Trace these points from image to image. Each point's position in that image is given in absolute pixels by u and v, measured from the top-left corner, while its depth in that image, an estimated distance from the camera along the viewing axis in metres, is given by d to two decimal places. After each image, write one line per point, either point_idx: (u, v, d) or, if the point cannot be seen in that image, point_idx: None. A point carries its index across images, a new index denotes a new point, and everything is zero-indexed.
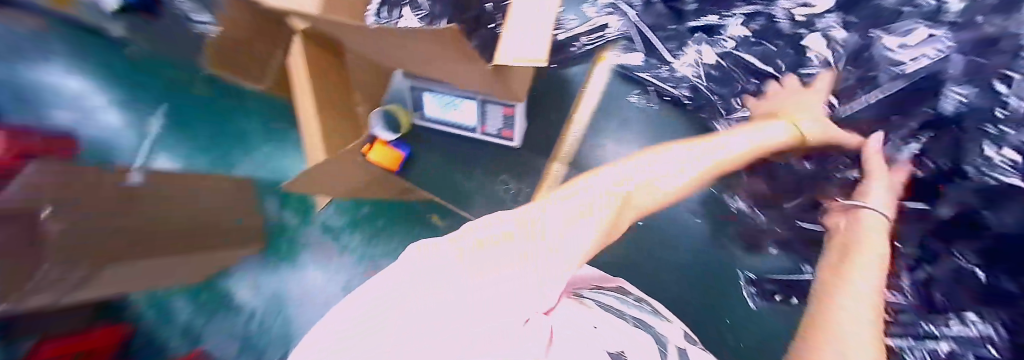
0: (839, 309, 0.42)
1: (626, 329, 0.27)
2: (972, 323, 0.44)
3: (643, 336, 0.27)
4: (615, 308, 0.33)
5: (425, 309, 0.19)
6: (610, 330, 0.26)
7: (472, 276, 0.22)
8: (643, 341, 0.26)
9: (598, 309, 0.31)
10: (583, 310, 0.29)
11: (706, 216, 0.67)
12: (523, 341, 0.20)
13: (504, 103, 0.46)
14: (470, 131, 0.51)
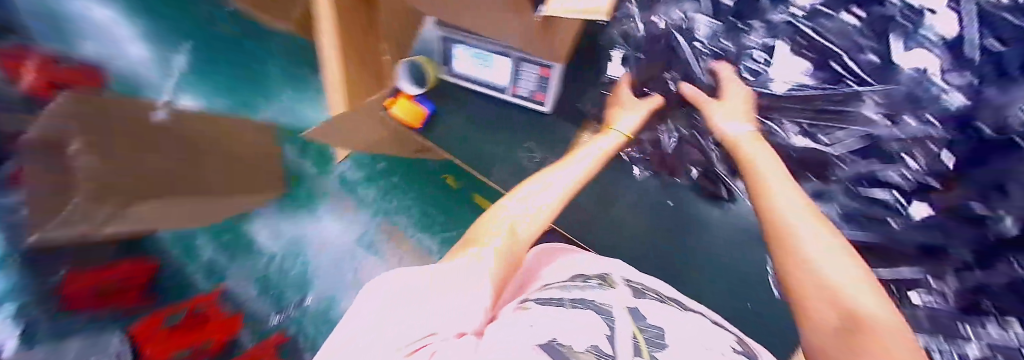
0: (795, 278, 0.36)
1: (566, 314, 0.28)
2: (999, 329, 0.26)
3: (587, 314, 0.28)
4: (573, 285, 0.36)
5: (412, 327, 0.23)
6: (546, 321, 0.26)
7: (454, 299, 0.27)
8: (585, 321, 0.27)
9: (537, 307, 0.30)
10: (513, 317, 0.29)
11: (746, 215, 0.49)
12: (487, 348, 0.22)
13: (541, 64, 0.42)
14: (501, 94, 0.48)
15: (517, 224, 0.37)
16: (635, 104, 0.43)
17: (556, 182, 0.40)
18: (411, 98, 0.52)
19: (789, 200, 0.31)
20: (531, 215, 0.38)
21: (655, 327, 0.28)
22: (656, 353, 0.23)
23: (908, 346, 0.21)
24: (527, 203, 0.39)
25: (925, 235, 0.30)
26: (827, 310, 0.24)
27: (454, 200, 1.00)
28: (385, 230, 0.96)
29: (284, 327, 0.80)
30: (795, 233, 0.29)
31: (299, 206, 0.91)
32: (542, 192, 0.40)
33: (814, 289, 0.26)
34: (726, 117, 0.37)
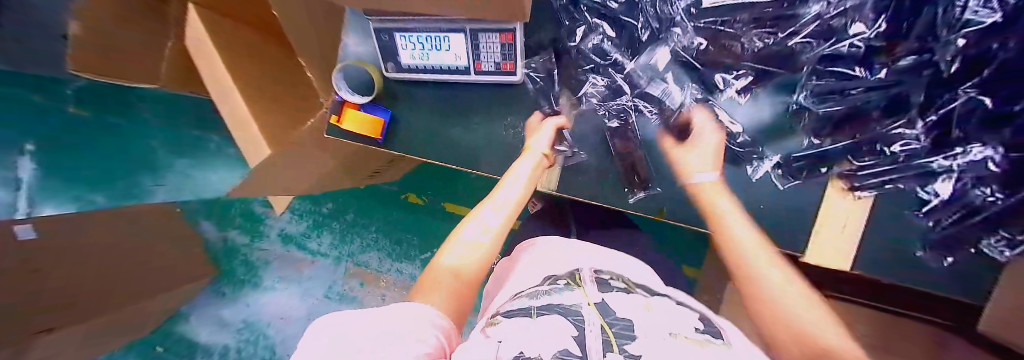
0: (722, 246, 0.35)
1: (536, 324, 0.26)
2: (967, 153, 0.30)
3: (555, 319, 0.26)
4: (540, 290, 0.34)
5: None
6: (514, 335, 0.24)
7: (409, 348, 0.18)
8: (552, 328, 0.24)
9: (505, 321, 0.28)
10: (481, 343, 0.26)
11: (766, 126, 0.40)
12: None
13: (499, 29, 0.37)
14: (463, 76, 0.43)
15: (492, 221, 0.37)
16: (539, 126, 0.43)
17: (504, 194, 0.40)
18: (359, 109, 0.45)
19: (746, 234, 0.34)
20: (496, 219, 0.38)
21: (622, 318, 0.25)
22: (624, 346, 0.21)
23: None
24: (488, 210, 0.38)
25: (880, 94, 0.32)
26: (800, 350, 0.23)
27: (422, 217, 0.97)
28: (356, 274, 0.97)
29: None
30: (758, 268, 0.31)
31: (241, 282, 0.90)
32: (497, 192, 0.40)
33: (779, 324, 0.26)
34: (693, 164, 0.39)
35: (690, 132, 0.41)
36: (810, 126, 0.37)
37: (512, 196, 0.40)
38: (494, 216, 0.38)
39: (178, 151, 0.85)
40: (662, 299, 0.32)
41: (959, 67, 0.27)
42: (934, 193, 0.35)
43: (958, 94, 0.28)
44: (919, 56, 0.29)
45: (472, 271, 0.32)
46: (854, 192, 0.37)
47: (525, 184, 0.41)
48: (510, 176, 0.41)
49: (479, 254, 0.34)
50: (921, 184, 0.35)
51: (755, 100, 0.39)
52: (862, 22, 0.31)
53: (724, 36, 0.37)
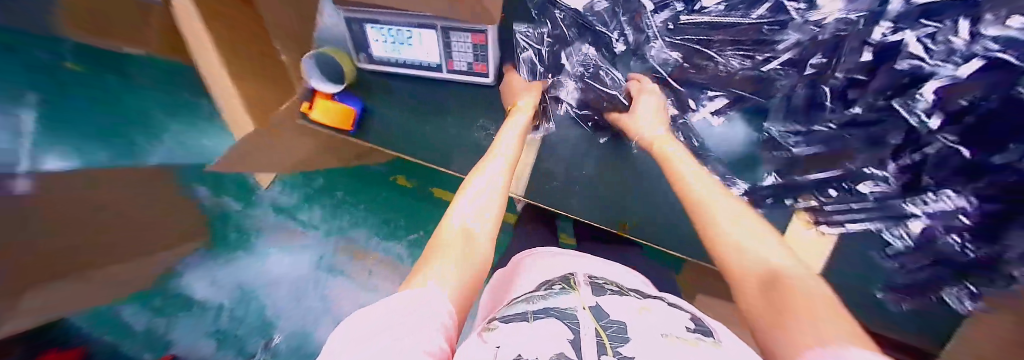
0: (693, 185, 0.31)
1: (531, 327, 0.26)
2: (939, 200, 0.30)
3: (551, 322, 0.26)
4: (534, 296, 0.34)
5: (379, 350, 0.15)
6: (512, 341, 0.25)
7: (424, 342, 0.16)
8: (547, 332, 0.25)
9: (502, 327, 0.29)
10: (479, 348, 0.27)
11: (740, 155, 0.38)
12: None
13: (471, 29, 0.36)
14: (435, 73, 0.42)
15: (491, 195, 0.32)
16: (525, 86, 0.41)
17: (495, 160, 0.35)
18: (331, 98, 0.44)
19: (692, 171, 0.32)
20: (493, 186, 0.33)
21: (616, 321, 0.26)
22: (618, 348, 0.23)
23: (819, 293, 0.21)
24: (476, 176, 0.33)
25: (857, 130, 0.31)
26: (776, 296, 0.21)
27: (410, 200, 0.92)
28: (345, 250, 0.90)
29: None
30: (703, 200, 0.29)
31: (235, 250, 0.84)
32: (485, 162, 0.35)
33: (734, 256, 0.25)
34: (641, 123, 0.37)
35: (632, 100, 0.39)
36: (778, 155, 0.36)
37: (502, 162, 0.35)
38: (489, 181, 0.33)
39: None
40: (655, 302, 0.33)
41: (943, 122, 0.27)
42: (898, 237, 0.33)
43: (933, 140, 0.28)
44: (897, 103, 0.29)
45: (473, 249, 0.27)
46: (817, 225, 0.36)
47: (513, 143, 0.37)
48: (499, 144, 0.37)
49: (481, 228, 0.29)
50: (888, 228, 0.33)
51: (729, 122, 0.37)
52: (846, 57, 0.30)
53: (703, 55, 0.35)
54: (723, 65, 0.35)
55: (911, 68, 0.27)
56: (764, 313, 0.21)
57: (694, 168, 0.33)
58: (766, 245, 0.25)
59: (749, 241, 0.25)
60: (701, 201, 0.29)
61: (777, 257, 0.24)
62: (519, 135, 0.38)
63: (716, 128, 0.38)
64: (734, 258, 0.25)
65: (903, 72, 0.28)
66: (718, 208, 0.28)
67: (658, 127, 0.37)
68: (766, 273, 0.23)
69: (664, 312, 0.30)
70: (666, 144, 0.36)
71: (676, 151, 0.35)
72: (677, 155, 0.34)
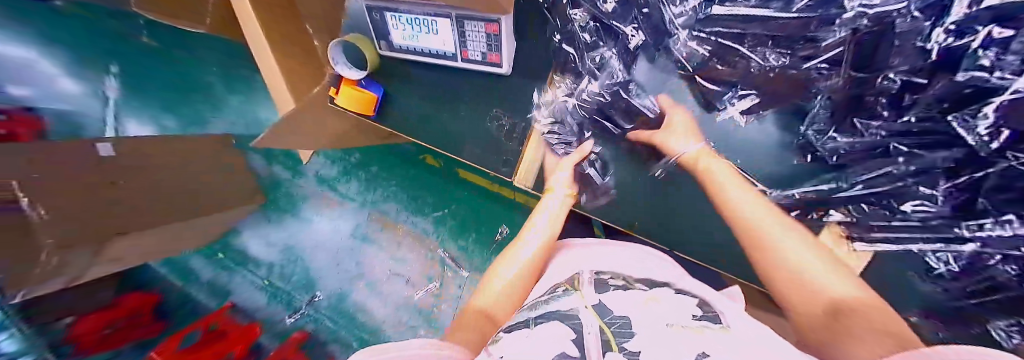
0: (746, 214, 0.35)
1: (534, 334, 0.26)
2: (999, 225, 0.25)
3: (554, 325, 0.26)
4: (538, 301, 0.33)
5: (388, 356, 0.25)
6: (516, 347, 0.25)
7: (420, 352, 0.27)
8: (550, 335, 0.25)
9: (506, 337, 0.27)
10: None
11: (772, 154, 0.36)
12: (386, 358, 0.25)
13: (484, 19, 0.37)
14: (452, 62, 0.43)
15: (515, 270, 0.41)
16: (569, 160, 0.44)
17: (531, 236, 0.44)
18: (356, 85, 0.47)
19: (745, 198, 0.35)
20: (528, 265, 0.41)
21: (620, 316, 0.26)
22: (623, 344, 0.23)
23: (876, 316, 0.28)
24: (512, 256, 0.43)
25: (909, 139, 0.28)
26: (862, 323, 0.28)
27: (436, 178, 0.95)
28: (377, 220, 0.93)
29: (301, 326, 0.76)
30: (768, 232, 0.34)
31: (283, 213, 0.93)
32: (525, 241, 0.44)
33: (801, 285, 0.32)
34: (676, 141, 0.38)
35: (666, 123, 0.39)
36: (814, 158, 0.34)
37: (534, 240, 0.43)
38: (526, 260, 0.41)
39: (232, 88, 0.93)
40: (663, 292, 0.32)
41: (1011, 139, 0.22)
42: (939, 263, 0.31)
43: (997, 160, 0.23)
44: (956, 118, 0.24)
45: (501, 311, 0.38)
46: (851, 243, 0.34)
47: (548, 219, 0.45)
48: (537, 220, 0.45)
49: (509, 292, 0.39)
50: (928, 251, 0.31)
51: (758, 121, 0.36)
52: (900, 59, 0.25)
53: (733, 51, 0.34)
54: (760, 59, 0.33)
55: (972, 81, 0.22)
56: (815, 317, 0.31)
57: (757, 207, 0.35)
58: (836, 278, 0.31)
59: (817, 273, 0.31)
60: (765, 238, 0.34)
61: (836, 286, 0.31)
62: (554, 209, 0.44)
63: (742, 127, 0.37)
64: (802, 285, 0.32)
65: (960, 84, 0.23)
66: (786, 242, 0.33)
67: (692, 146, 0.38)
68: (823, 298, 0.31)
69: (671, 301, 0.29)
70: (712, 171, 0.37)
71: (735, 187, 0.36)
72: (731, 188, 0.36)
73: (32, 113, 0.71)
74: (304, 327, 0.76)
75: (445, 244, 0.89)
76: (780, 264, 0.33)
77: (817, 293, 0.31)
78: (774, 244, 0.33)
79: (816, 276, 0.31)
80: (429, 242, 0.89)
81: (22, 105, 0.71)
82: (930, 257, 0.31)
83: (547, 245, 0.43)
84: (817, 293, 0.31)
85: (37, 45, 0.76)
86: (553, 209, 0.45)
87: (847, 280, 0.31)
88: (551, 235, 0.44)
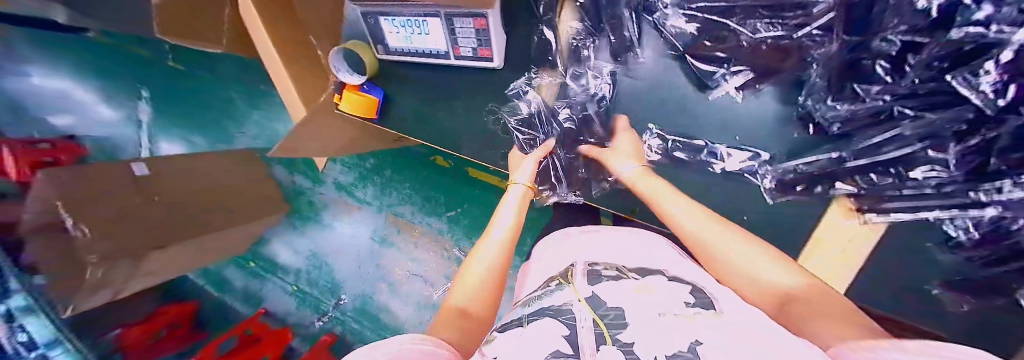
0: (676, 217, 0.35)
1: (526, 333, 0.25)
2: (1018, 187, 0.23)
3: (548, 322, 0.25)
4: (533, 297, 0.32)
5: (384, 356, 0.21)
6: (511, 350, 0.24)
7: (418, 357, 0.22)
8: (544, 332, 0.24)
9: (499, 338, 0.27)
10: None
11: (774, 130, 0.36)
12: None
13: (471, 15, 0.38)
14: (445, 60, 0.44)
15: (486, 263, 0.36)
16: (535, 153, 0.43)
17: (496, 226, 0.39)
18: (356, 89, 0.49)
19: (677, 207, 0.35)
20: (499, 258, 0.36)
21: (613, 308, 0.25)
22: (618, 336, 0.22)
23: (828, 298, 0.27)
24: (475, 251, 0.37)
25: (914, 101, 0.27)
26: (810, 303, 0.26)
27: (446, 179, 0.96)
28: (394, 222, 0.96)
29: (330, 329, 0.80)
30: (711, 242, 0.32)
31: (307, 219, 1.01)
32: (489, 232, 0.39)
33: (744, 279, 0.30)
34: (617, 161, 0.40)
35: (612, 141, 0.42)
36: (815, 131, 0.33)
37: (501, 232, 0.38)
38: (497, 252, 0.36)
39: (252, 103, 0.99)
40: (657, 279, 0.30)
41: (1022, 92, 0.20)
42: (956, 229, 0.29)
43: (1009, 116, 0.22)
44: (957, 77, 0.23)
45: (469, 309, 0.32)
46: (863, 214, 0.33)
47: (513, 210, 0.41)
48: (502, 215, 0.40)
49: (480, 287, 0.34)
50: (941, 217, 0.29)
51: (755, 96, 0.36)
52: (897, 18, 0.24)
53: (720, 25, 0.33)
54: (750, 33, 0.32)
55: (969, 38, 0.21)
56: (764, 305, 0.29)
57: (677, 204, 0.35)
58: (783, 272, 0.29)
59: (751, 263, 0.30)
60: (693, 238, 0.33)
61: (772, 273, 0.29)
62: (514, 203, 0.41)
63: (739, 107, 0.37)
64: (743, 277, 0.30)
65: (957, 43, 0.21)
66: (723, 242, 0.32)
67: (631, 166, 0.39)
68: (773, 292, 0.29)
69: (662, 290, 0.27)
70: (650, 188, 0.37)
71: (659, 189, 0.37)
72: (658, 191, 0.37)
73: (76, 141, 0.79)
74: (332, 331, 0.79)
75: (459, 242, 0.91)
76: (720, 260, 0.32)
77: (757, 283, 0.29)
78: (712, 246, 0.32)
79: (759, 267, 0.30)
80: (445, 241, 0.92)
81: (66, 134, 0.79)
82: (944, 222, 0.30)
83: (514, 230, 0.39)
84: (756, 283, 0.30)
85: (71, 79, 0.84)
86: (514, 201, 0.42)
87: (791, 271, 0.29)
88: (515, 227, 0.39)
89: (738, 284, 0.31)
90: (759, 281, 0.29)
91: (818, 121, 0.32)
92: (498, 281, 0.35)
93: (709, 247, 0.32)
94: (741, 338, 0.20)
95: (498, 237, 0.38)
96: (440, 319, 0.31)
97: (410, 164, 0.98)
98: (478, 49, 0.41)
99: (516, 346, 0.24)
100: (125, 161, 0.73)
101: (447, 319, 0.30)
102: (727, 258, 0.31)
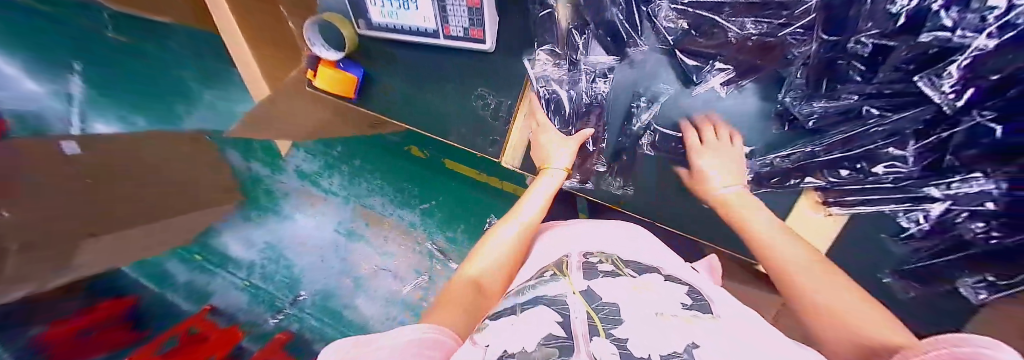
0: (771, 240, 0.34)
1: (519, 321, 0.24)
2: (968, 183, 0.27)
3: (540, 310, 0.24)
4: (525, 286, 0.31)
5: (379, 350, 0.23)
6: (502, 337, 0.23)
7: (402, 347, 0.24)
8: (539, 320, 0.23)
9: (491, 325, 0.26)
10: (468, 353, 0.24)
11: (756, 125, 0.37)
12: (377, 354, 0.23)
13: None
14: (434, 39, 0.42)
15: (498, 253, 0.40)
16: (558, 140, 0.44)
17: (518, 217, 0.43)
18: (334, 66, 0.46)
19: (767, 222, 0.36)
20: (515, 248, 0.41)
21: (608, 303, 0.24)
22: (612, 330, 0.21)
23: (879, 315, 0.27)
24: (488, 238, 0.42)
25: (885, 99, 0.28)
26: (836, 324, 0.27)
27: (424, 170, 0.93)
28: (362, 214, 0.88)
29: (285, 326, 0.72)
30: (780, 252, 0.33)
31: (266, 211, 0.86)
32: (507, 223, 0.43)
33: (807, 296, 0.29)
34: (718, 176, 0.37)
35: (689, 146, 0.39)
36: (791, 127, 0.35)
37: (517, 227, 0.42)
38: (516, 244, 0.41)
39: (204, 84, 0.86)
40: (655, 278, 0.28)
41: (977, 94, 0.23)
42: (909, 222, 0.32)
43: (964, 117, 0.25)
44: (922, 79, 0.25)
45: (479, 287, 0.37)
46: (828, 207, 0.35)
47: (540, 205, 0.44)
48: (525, 210, 0.43)
49: (492, 268, 0.39)
50: (897, 211, 0.32)
51: (739, 91, 0.37)
52: (871, 22, 0.26)
53: (707, 20, 0.34)
54: (739, 30, 0.33)
55: (936, 41, 0.23)
56: (810, 320, 0.28)
57: (767, 219, 0.36)
58: (846, 292, 0.29)
59: (817, 282, 0.30)
60: (760, 238, 0.35)
61: (838, 294, 0.29)
62: (541, 197, 0.44)
63: (723, 101, 0.38)
64: (801, 290, 0.30)
65: (926, 46, 0.24)
66: (790, 254, 0.33)
67: (730, 188, 0.37)
68: (820, 309, 0.28)
69: (658, 288, 0.26)
70: (741, 205, 0.37)
71: (757, 214, 0.36)
72: (753, 214, 0.36)
73: None
74: (287, 328, 0.72)
75: (432, 236, 0.87)
76: (794, 276, 0.31)
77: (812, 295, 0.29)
78: (778, 246, 0.33)
79: (830, 290, 0.29)
80: (417, 234, 0.87)
81: None
82: (899, 217, 0.33)
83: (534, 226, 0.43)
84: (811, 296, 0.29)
85: None
86: (541, 195, 0.44)
87: (858, 292, 0.29)
88: (538, 219, 0.43)
89: (796, 298, 0.30)
90: (820, 296, 0.29)
91: (794, 119, 0.34)
92: (511, 269, 0.40)
93: (793, 273, 0.31)
94: (738, 342, 0.19)
95: (512, 231, 0.42)
96: (450, 294, 0.36)
97: (384, 152, 0.94)
98: (470, 29, 0.40)
99: (505, 336, 0.23)
100: (53, 138, 0.64)
101: (459, 296, 0.35)
102: (797, 277, 0.31)
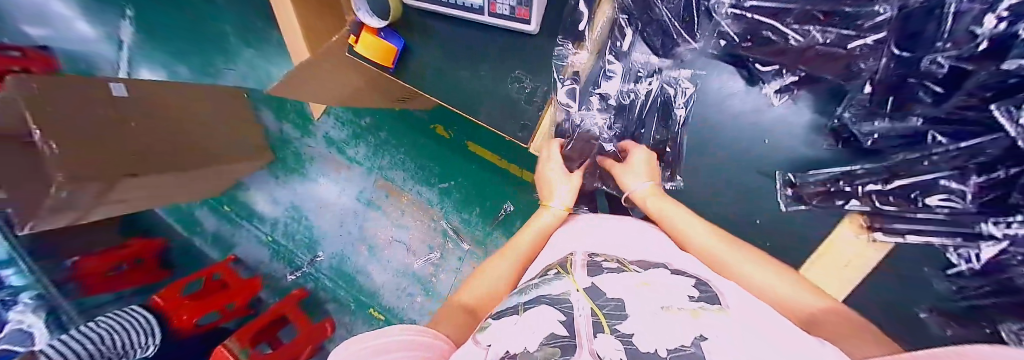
0: (688, 232, 0.34)
1: (522, 321, 0.22)
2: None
3: (542, 308, 0.22)
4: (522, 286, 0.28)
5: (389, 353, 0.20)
6: (503, 337, 0.21)
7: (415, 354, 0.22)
8: (540, 318, 0.21)
9: (494, 324, 0.24)
10: (468, 353, 0.22)
11: (808, 136, 0.36)
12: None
13: None
14: (476, 15, 0.42)
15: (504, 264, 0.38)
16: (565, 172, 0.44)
17: (534, 225, 0.41)
18: (376, 33, 0.46)
19: (689, 223, 0.35)
20: (518, 255, 0.38)
21: (613, 298, 0.21)
22: (617, 326, 0.18)
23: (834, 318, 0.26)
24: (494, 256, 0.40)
25: (957, 127, 0.26)
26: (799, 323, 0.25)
27: (446, 150, 0.89)
28: (382, 186, 0.91)
29: (302, 283, 0.89)
30: (721, 254, 0.31)
31: (291, 172, 0.94)
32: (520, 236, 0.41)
33: (761, 287, 0.29)
34: (631, 178, 0.41)
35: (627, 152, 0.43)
36: (840, 142, 0.35)
37: (532, 235, 0.40)
38: (528, 256, 0.38)
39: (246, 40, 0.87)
40: (655, 273, 0.25)
41: None
42: (958, 260, 0.30)
43: None
44: (1000, 109, 0.22)
45: (479, 304, 0.34)
46: (871, 233, 0.33)
47: (556, 213, 0.42)
48: (541, 219, 0.42)
49: (497, 279, 0.36)
50: (946, 248, 0.31)
51: (793, 101, 0.36)
52: (952, 43, 0.22)
53: (767, 26, 0.31)
54: (803, 39, 0.30)
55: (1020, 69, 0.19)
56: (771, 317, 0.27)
57: (683, 216, 0.36)
58: (798, 291, 0.28)
59: (771, 279, 0.29)
60: (676, 227, 0.35)
61: (786, 290, 0.28)
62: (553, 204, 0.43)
63: (770, 111, 0.37)
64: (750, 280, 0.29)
65: (1007, 74, 0.20)
66: (727, 252, 0.32)
67: (643, 184, 0.40)
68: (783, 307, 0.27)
69: (670, 283, 0.23)
70: (661, 204, 0.37)
71: (675, 211, 0.36)
72: (672, 213, 0.36)
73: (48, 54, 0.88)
74: (304, 285, 0.88)
75: (448, 215, 0.87)
76: (731, 264, 0.30)
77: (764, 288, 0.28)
78: (690, 234, 0.34)
79: (781, 287, 0.28)
80: (433, 212, 0.88)
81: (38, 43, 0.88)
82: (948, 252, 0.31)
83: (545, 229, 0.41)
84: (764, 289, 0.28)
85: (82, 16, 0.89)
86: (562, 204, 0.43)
87: (816, 297, 0.28)
88: (547, 225, 0.41)
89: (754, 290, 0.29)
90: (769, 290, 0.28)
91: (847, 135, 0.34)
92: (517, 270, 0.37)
93: (726, 264, 0.31)
94: (755, 338, 0.16)
95: (529, 236, 0.40)
96: (446, 315, 0.33)
97: (411, 125, 0.90)
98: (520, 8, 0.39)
99: (508, 334, 0.21)
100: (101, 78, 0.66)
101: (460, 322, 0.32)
102: (736, 266, 0.30)
